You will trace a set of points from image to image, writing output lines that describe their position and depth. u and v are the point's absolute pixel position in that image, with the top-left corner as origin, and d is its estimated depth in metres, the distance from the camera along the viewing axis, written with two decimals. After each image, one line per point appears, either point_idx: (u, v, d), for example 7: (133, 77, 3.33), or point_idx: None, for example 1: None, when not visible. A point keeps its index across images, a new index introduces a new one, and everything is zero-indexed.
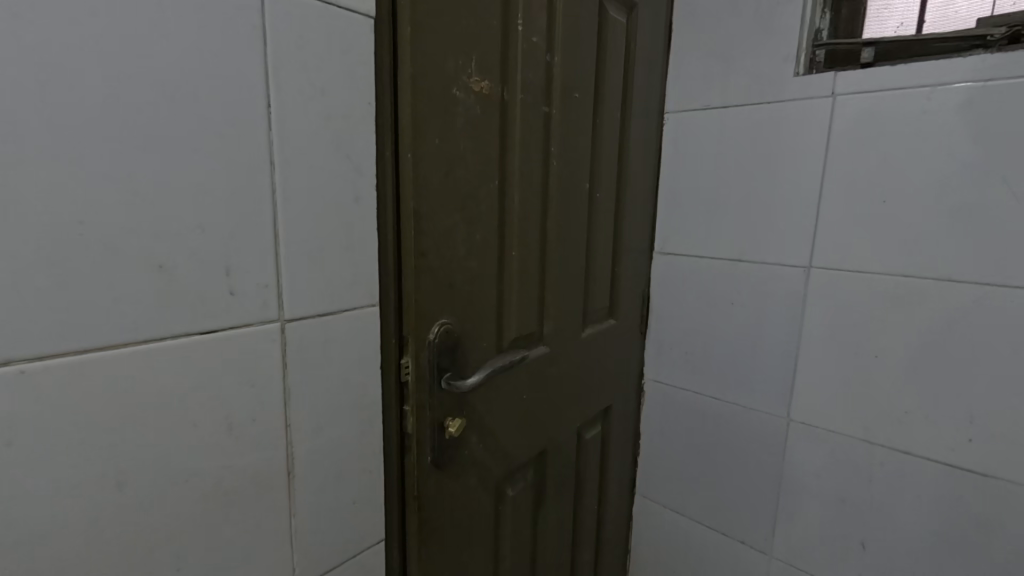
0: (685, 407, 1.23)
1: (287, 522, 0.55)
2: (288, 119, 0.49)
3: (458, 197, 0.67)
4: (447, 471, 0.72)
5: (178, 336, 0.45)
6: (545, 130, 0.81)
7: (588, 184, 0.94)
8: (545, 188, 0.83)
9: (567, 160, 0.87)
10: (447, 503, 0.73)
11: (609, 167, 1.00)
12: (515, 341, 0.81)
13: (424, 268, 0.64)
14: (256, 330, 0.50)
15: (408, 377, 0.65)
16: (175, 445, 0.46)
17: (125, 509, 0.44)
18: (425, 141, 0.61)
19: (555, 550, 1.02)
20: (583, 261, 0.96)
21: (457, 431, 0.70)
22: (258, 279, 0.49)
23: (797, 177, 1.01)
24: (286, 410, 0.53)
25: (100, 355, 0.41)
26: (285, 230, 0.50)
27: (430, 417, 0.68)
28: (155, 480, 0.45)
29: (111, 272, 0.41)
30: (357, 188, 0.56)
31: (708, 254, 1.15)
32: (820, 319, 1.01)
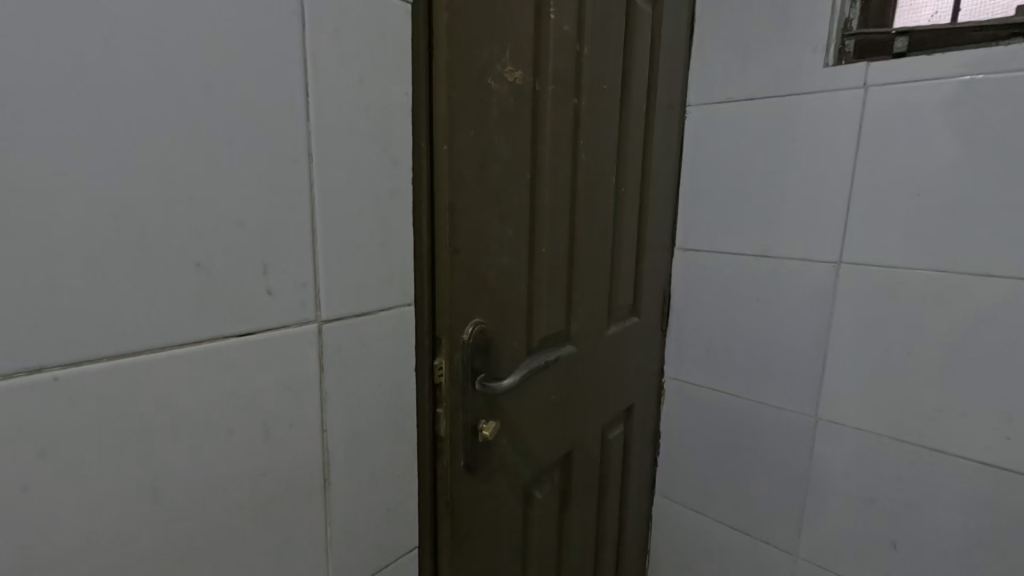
0: (707, 406, 1.21)
1: (322, 530, 0.53)
2: (325, 109, 0.47)
3: (492, 192, 0.65)
4: (478, 474, 0.70)
5: (215, 338, 0.42)
6: (574, 122, 0.78)
7: (614, 179, 0.92)
8: (574, 183, 0.81)
9: (594, 154, 0.84)
10: (478, 507, 0.71)
11: (634, 161, 0.97)
12: (545, 340, 0.79)
13: (459, 265, 0.62)
14: (293, 332, 0.47)
15: (442, 379, 0.63)
16: (211, 453, 0.44)
17: (160, 521, 0.42)
18: (461, 134, 0.59)
19: (580, 552, 1.00)
20: (609, 257, 0.93)
21: (491, 434, 0.68)
22: (296, 277, 0.47)
23: (826, 170, 0.98)
24: (322, 415, 0.51)
25: (136, 359, 0.39)
26: (322, 226, 0.48)
27: (464, 419, 0.66)
28: (191, 490, 0.43)
29: (146, 271, 0.38)
30: (394, 182, 0.54)
31: (731, 250, 1.12)
32: (850, 315, 0.99)
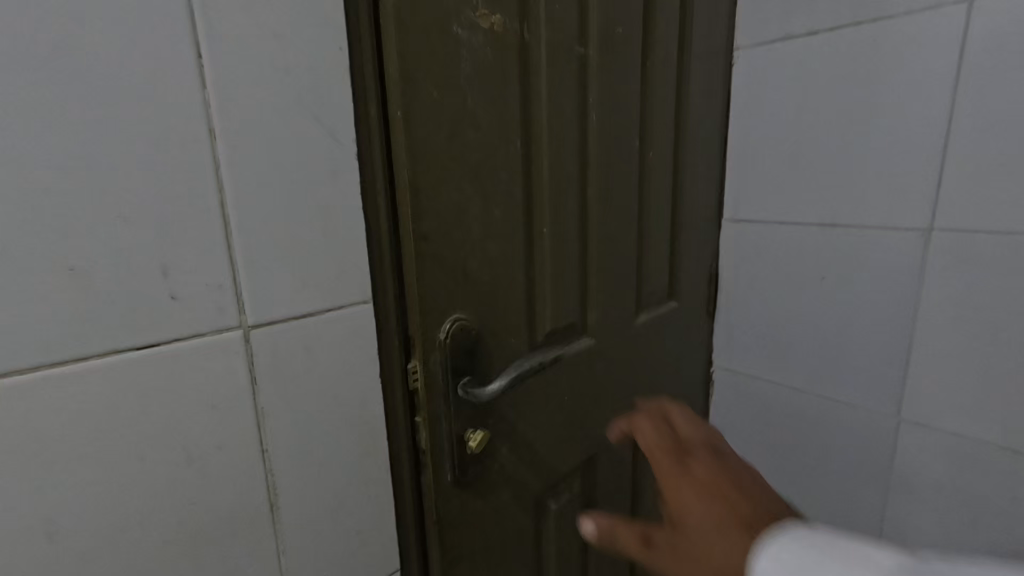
0: (763, 401, 1.06)
1: (274, 562, 0.47)
2: (228, 77, 0.40)
3: (469, 165, 0.54)
4: (472, 489, 0.62)
5: (105, 353, 0.37)
6: (580, 76, 0.66)
7: (639, 142, 0.78)
8: (583, 149, 0.69)
9: (610, 113, 0.71)
10: (475, 525, 0.63)
11: (664, 119, 0.83)
12: (552, 334, 0.69)
13: (429, 254, 0.52)
14: (211, 339, 0.41)
15: (417, 385, 0.55)
16: (118, 484, 0.38)
17: (63, 563, 0.37)
18: (420, 96, 0.49)
19: (612, 564, 0.90)
20: (635, 234, 0.80)
21: (480, 446, 0.59)
22: (208, 278, 0.40)
23: (912, 115, 0.79)
24: (260, 436, 0.44)
25: (12, 381, 0.34)
26: (235, 213, 0.41)
27: (446, 431, 0.57)
28: (95, 530, 0.38)
29: (7, 279, 0.33)
30: (333, 157, 0.46)
31: (791, 219, 0.95)
32: (944, 295, 0.79)
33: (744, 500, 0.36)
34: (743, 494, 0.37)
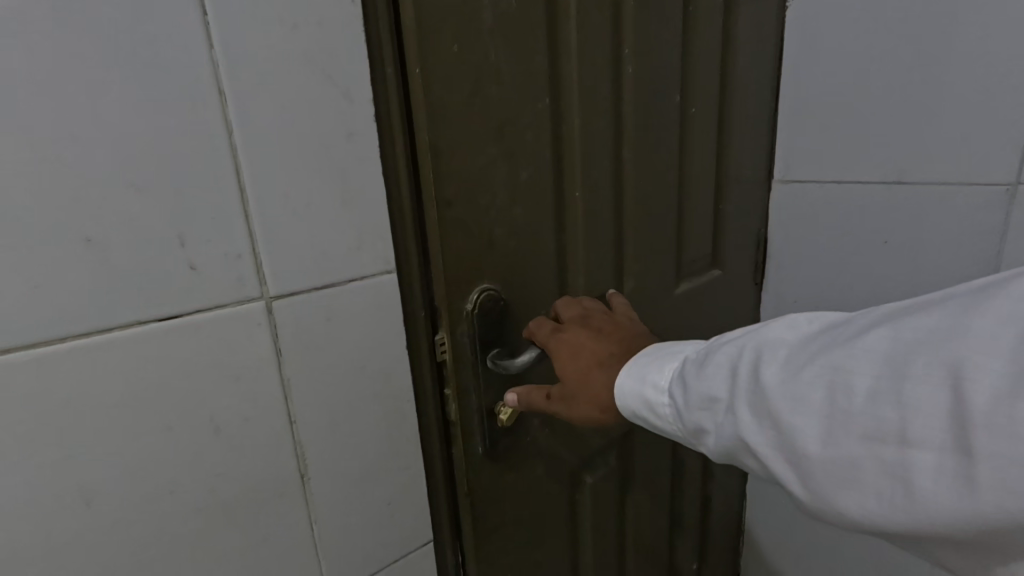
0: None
1: (306, 529, 0.50)
2: (233, 42, 0.39)
3: (494, 125, 0.51)
4: (505, 463, 0.61)
5: (128, 325, 0.38)
6: (613, 24, 0.61)
7: (679, 94, 0.72)
8: (618, 103, 0.64)
9: (648, 64, 0.66)
10: (508, 499, 0.62)
11: (707, 70, 0.76)
12: None
13: (453, 221, 0.50)
14: (232, 312, 0.42)
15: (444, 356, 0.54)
16: (153, 451, 0.41)
17: (110, 520, 0.40)
18: (440, 49, 0.46)
19: (650, 537, 0.89)
20: (675, 197, 0.75)
21: (511, 420, 0.57)
22: (226, 248, 0.41)
23: (995, 53, 0.70)
24: (287, 406, 0.46)
25: (44, 350, 0.36)
26: (251, 180, 0.42)
27: (474, 404, 0.56)
28: (133, 493, 0.41)
29: (32, 251, 0.35)
30: (349, 121, 0.45)
31: (849, 178, 0.87)
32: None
33: (614, 343, 0.52)
34: (615, 340, 0.52)
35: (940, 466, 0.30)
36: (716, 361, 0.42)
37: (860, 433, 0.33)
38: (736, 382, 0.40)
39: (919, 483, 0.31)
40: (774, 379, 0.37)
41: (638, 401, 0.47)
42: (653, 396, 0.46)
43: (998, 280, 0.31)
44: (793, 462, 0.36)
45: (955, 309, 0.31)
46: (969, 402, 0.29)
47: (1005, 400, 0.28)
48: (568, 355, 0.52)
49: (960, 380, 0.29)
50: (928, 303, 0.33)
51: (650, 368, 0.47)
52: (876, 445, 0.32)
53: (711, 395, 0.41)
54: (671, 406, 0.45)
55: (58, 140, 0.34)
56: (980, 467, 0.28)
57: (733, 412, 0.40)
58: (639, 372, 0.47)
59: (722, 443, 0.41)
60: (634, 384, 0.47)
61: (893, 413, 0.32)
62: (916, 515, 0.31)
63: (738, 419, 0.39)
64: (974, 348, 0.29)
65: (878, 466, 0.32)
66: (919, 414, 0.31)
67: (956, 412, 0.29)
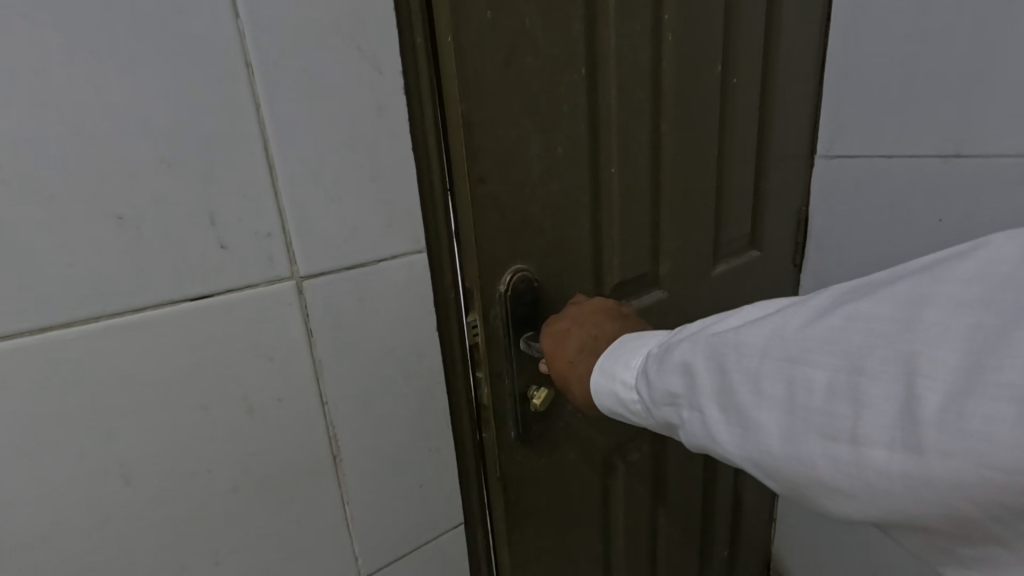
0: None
1: (340, 510, 0.50)
2: (258, 13, 0.38)
3: (527, 97, 0.49)
4: (537, 449, 0.60)
5: (162, 305, 0.38)
6: None
7: (720, 66, 0.68)
8: (657, 73, 0.60)
9: (689, 29, 0.62)
10: (539, 484, 0.61)
11: (752, 36, 0.72)
12: (621, 285, 0.64)
13: (485, 199, 0.48)
14: (264, 292, 0.42)
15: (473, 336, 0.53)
16: (190, 431, 0.41)
17: (150, 499, 0.40)
18: (473, 16, 0.44)
19: (683, 524, 0.87)
20: (714, 174, 0.72)
21: (544, 407, 0.55)
22: (256, 227, 0.40)
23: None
24: (319, 386, 0.46)
25: (83, 330, 0.36)
26: (280, 158, 0.40)
27: (507, 389, 0.55)
28: (170, 472, 0.41)
29: (68, 230, 0.34)
30: (379, 93, 0.43)
31: (901, 152, 0.81)
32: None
33: (591, 325, 0.52)
34: (593, 323, 0.52)
35: (892, 462, 0.29)
36: (676, 356, 0.41)
37: (819, 430, 0.32)
38: (696, 379, 0.39)
39: (875, 479, 0.30)
40: (732, 377, 0.37)
41: (610, 397, 0.46)
42: (625, 393, 0.45)
43: (941, 265, 0.30)
44: (759, 460, 0.36)
45: (903, 302, 0.30)
46: (920, 400, 0.28)
47: (955, 398, 0.27)
48: (548, 346, 0.52)
49: (913, 377, 0.29)
50: (878, 290, 0.33)
51: (620, 361, 0.46)
52: (833, 443, 0.32)
53: (672, 392, 0.41)
54: (641, 402, 0.44)
55: (85, 116, 0.34)
56: (930, 463, 0.28)
57: (698, 409, 0.39)
58: (609, 367, 0.47)
59: (689, 437, 0.41)
60: (604, 381, 0.47)
61: (849, 410, 0.31)
62: (875, 509, 0.31)
63: (704, 417, 0.39)
64: (929, 342, 0.29)
65: (836, 464, 0.32)
66: (873, 410, 0.30)
67: (906, 409, 0.29)
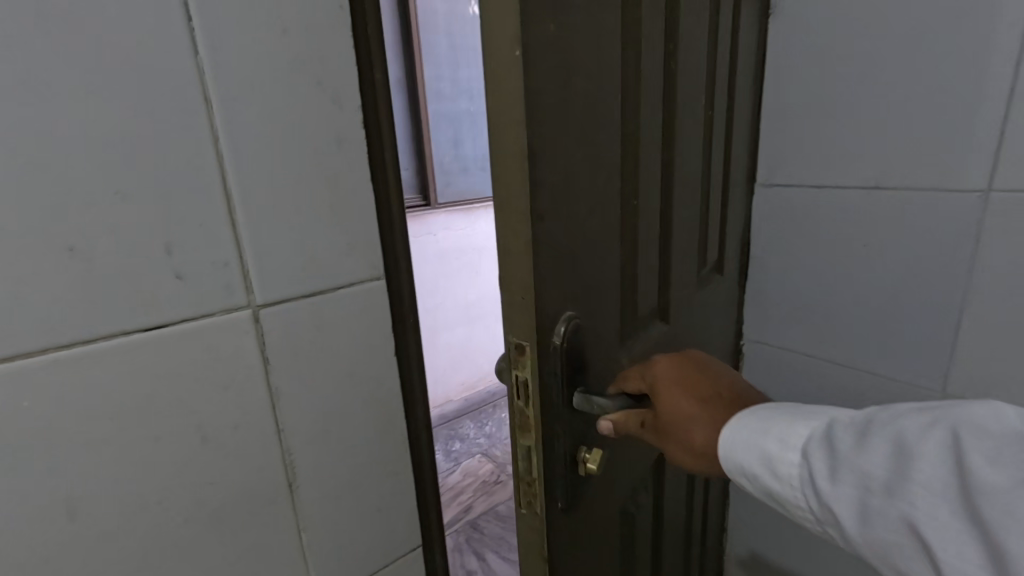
0: (816, 385, 0.99)
1: (293, 538, 0.50)
2: (234, 50, 0.39)
3: (580, 129, 0.45)
4: (577, 514, 0.54)
5: (113, 335, 0.38)
6: (667, 28, 0.59)
7: (704, 105, 0.72)
8: (664, 111, 0.61)
9: (681, 69, 0.63)
10: (577, 557, 0.55)
11: (721, 77, 0.76)
12: (637, 323, 0.61)
13: (544, 238, 0.43)
14: (219, 320, 0.42)
15: (517, 400, 0.47)
16: (109, 477, 0.39)
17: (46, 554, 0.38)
18: (540, 29, 0.38)
19: (672, 550, 0.87)
20: (698, 205, 0.75)
21: (599, 466, 0.52)
22: (212, 257, 0.41)
23: (930, 75, 0.75)
24: (274, 414, 0.46)
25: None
26: (238, 193, 0.41)
27: (561, 452, 0.50)
28: (111, 510, 0.40)
29: None
30: (337, 127, 0.45)
31: (831, 182, 0.88)
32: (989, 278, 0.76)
33: (706, 380, 0.52)
34: (707, 375, 0.53)
35: None
36: (851, 432, 0.40)
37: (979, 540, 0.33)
38: (910, 470, 0.36)
39: None
40: (843, 459, 0.40)
41: (753, 459, 0.46)
42: (777, 452, 0.44)
43: None
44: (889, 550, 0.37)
45: None
46: None
47: None
48: (671, 382, 0.51)
49: None
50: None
51: (757, 422, 0.47)
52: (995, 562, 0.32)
53: (776, 459, 0.44)
54: (800, 473, 0.43)
55: None
56: None
57: (800, 478, 0.43)
58: (759, 426, 0.46)
59: (805, 511, 0.43)
60: (749, 438, 0.46)
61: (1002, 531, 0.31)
62: None
63: (807, 486, 0.42)
64: None
65: None
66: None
67: None
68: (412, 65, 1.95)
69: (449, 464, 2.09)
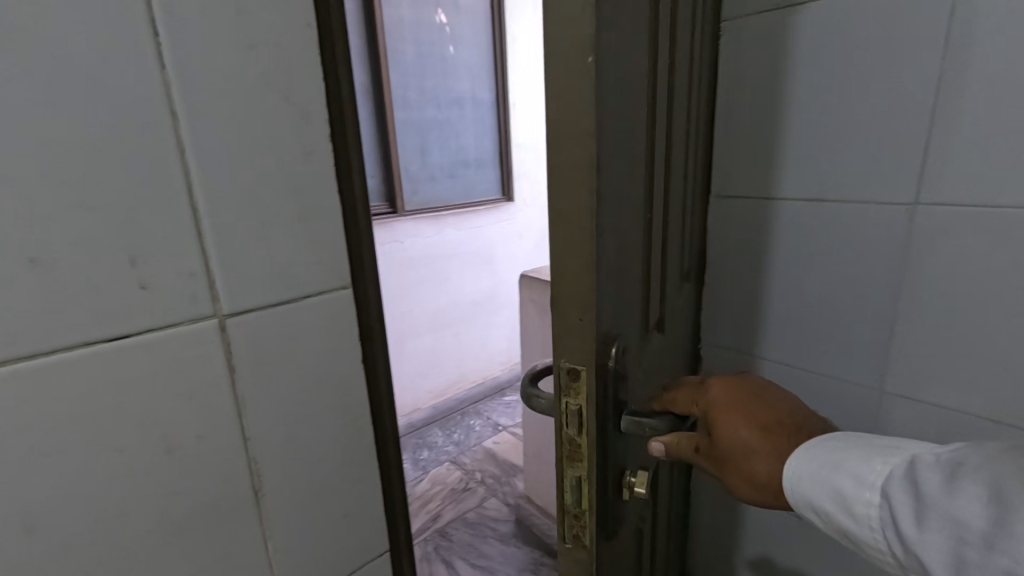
0: None
1: (261, 545, 0.50)
2: (197, 58, 0.39)
3: (625, 156, 0.48)
4: (618, 526, 0.58)
5: (76, 346, 0.38)
6: (672, 55, 0.62)
7: (693, 128, 0.76)
8: (671, 135, 0.65)
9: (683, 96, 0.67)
10: (616, 565, 0.60)
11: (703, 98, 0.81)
12: (651, 333, 0.65)
13: (605, 263, 0.45)
14: (187, 330, 0.42)
15: (573, 430, 0.50)
16: (58, 490, 0.38)
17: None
18: (606, 69, 0.41)
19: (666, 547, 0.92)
20: (688, 220, 0.80)
21: (645, 489, 0.56)
22: (178, 267, 0.41)
23: (863, 85, 0.72)
24: (241, 423, 0.47)
25: None
26: (206, 205, 0.42)
27: (609, 478, 0.52)
28: (64, 523, 0.39)
29: None
30: (306, 141, 0.46)
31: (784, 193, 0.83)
32: (931, 286, 0.72)
33: (767, 409, 0.53)
34: (766, 403, 0.54)
35: None
36: (938, 473, 0.40)
37: None
38: (1010, 519, 0.36)
39: None
40: (928, 502, 0.40)
41: (825, 496, 0.47)
42: (852, 491, 0.46)
43: None
44: None
45: None
46: None
47: None
48: (734, 411, 0.53)
49: None
50: None
51: (820, 454, 0.49)
52: None
53: (854, 498, 0.45)
54: (881, 515, 0.43)
55: None
56: None
57: (881, 518, 0.43)
58: (829, 458, 0.48)
59: (886, 553, 0.44)
60: (819, 471, 0.48)
61: None
62: None
63: (888, 527, 0.43)
64: None
65: None
66: None
67: None
68: (378, 73, 1.97)
69: (418, 472, 2.10)
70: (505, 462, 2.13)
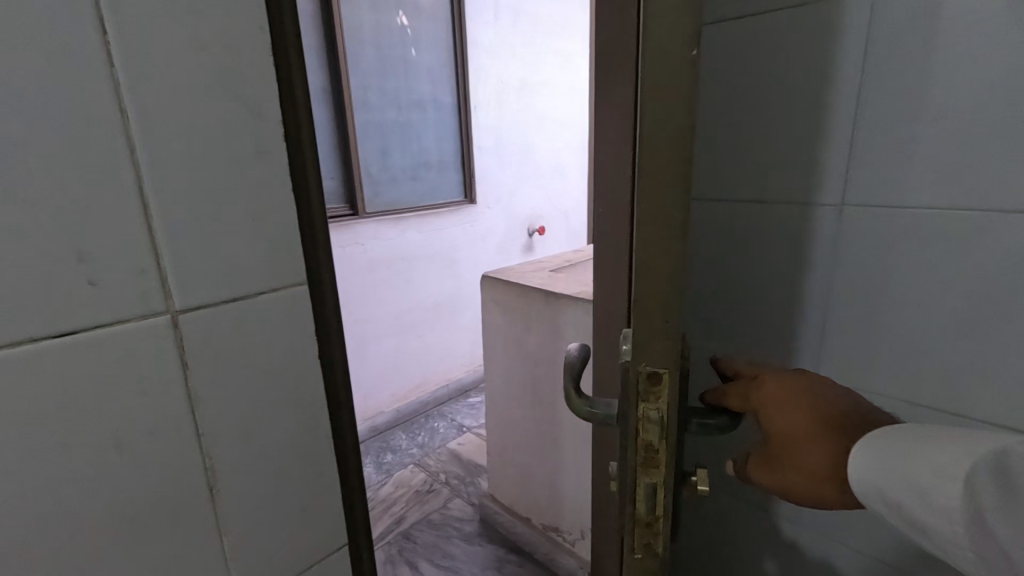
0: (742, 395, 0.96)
1: (217, 540, 0.50)
2: (147, 57, 0.40)
3: None
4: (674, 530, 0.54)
5: (21, 342, 0.37)
6: None
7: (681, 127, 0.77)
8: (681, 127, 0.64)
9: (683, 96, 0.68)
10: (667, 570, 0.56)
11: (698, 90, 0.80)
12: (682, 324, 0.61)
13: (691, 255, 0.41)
14: (137, 326, 0.42)
15: (653, 437, 0.46)
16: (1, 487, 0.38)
17: None
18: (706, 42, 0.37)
19: None
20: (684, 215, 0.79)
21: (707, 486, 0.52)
22: (129, 263, 0.41)
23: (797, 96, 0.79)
24: (195, 418, 0.47)
25: None
26: (156, 201, 0.42)
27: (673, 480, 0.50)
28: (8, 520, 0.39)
29: None
30: (260, 139, 0.47)
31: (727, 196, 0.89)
32: (855, 277, 0.80)
33: (812, 404, 0.56)
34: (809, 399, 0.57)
35: None
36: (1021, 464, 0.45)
37: None
38: None
39: None
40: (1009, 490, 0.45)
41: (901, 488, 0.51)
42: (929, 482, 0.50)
43: None
44: None
45: None
46: None
47: None
48: (783, 406, 0.56)
49: None
50: None
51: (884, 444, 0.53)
52: None
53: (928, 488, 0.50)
54: (956, 504, 0.48)
55: None
56: None
57: (952, 506, 0.48)
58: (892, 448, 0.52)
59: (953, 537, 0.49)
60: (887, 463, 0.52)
61: None
62: None
63: (960, 514, 0.47)
64: None
65: None
66: None
67: None
68: (339, 75, 1.96)
69: (381, 475, 2.09)
70: (470, 462, 2.14)
